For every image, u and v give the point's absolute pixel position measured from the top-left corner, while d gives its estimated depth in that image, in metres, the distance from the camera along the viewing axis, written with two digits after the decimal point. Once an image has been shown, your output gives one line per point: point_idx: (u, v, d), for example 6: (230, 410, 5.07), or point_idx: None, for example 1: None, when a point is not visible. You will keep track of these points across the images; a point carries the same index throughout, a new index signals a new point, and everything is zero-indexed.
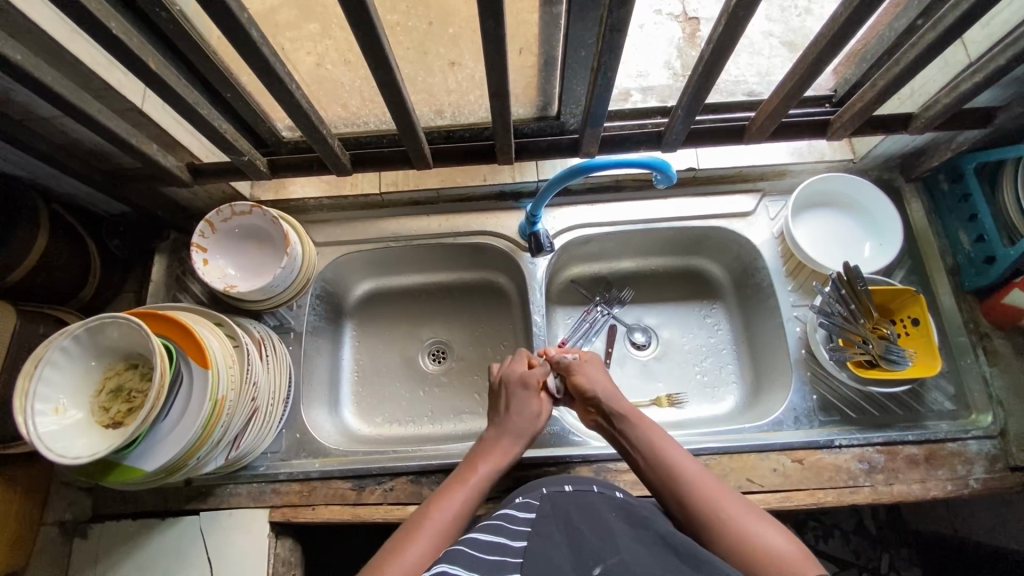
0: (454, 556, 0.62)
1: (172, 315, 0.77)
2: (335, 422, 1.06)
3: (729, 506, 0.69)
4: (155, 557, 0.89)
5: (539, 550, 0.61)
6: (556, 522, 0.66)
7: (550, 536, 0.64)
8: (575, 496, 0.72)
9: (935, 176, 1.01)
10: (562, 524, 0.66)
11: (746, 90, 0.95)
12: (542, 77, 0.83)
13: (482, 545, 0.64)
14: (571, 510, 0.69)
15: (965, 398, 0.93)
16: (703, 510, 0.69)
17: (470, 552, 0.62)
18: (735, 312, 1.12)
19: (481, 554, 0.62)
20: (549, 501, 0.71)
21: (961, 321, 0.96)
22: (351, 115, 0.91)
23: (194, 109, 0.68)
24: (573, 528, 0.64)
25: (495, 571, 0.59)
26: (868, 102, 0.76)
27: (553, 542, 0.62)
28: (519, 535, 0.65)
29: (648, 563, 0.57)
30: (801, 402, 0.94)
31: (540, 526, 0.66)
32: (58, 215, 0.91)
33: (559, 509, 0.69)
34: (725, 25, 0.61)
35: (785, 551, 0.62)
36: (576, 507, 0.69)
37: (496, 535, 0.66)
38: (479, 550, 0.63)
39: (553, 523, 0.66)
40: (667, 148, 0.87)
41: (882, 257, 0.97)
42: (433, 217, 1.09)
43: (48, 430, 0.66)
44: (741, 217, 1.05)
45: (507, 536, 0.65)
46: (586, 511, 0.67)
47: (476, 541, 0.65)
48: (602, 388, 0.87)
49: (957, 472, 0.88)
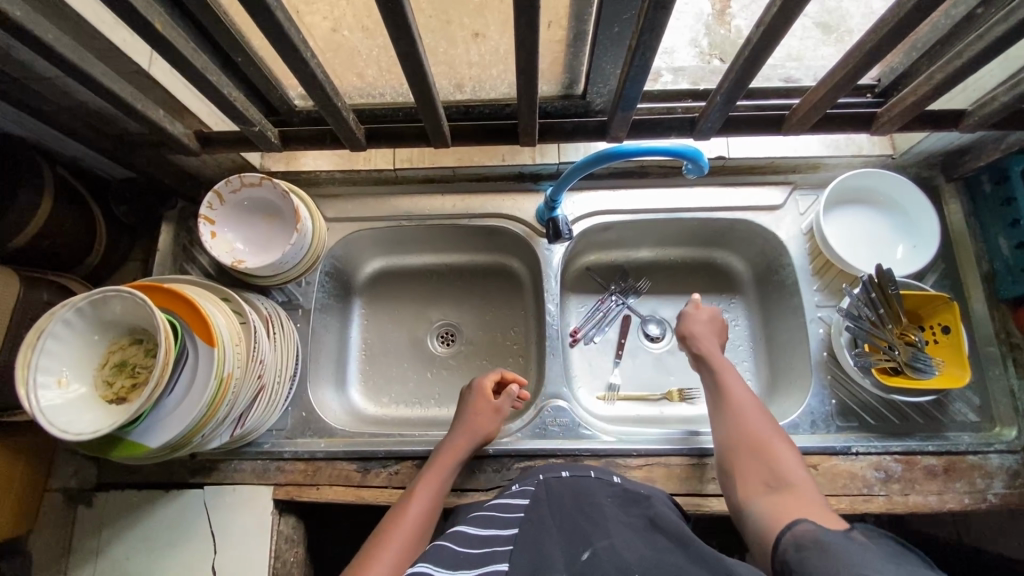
0: (433, 554, 0.60)
1: (177, 289, 0.74)
2: (341, 400, 1.05)
3: (756, 425, 0.77)
4: (159, 528, 0.89)
5: (531, 536, 0.61)
6: (550, 508, 0.66)
7: (543, 521, 0.63)
8: (571, 481, 0.72)
9: (977, 176, 0.96)
10: (556, 510, 0.66)
11: (784, 75, 0.89)
12: (570, 53, 0.77)
13: (467, 541, 0.62)
14: (566, 497, 0.69)
15: (989, 411, 0.90)
16: (735, 425, 0.78)
17: (455, 549, 0.60)
18: (755, 308, 1.08)
19: (466, 550, 0.60)
20: (545, 486, 0.71)
21: (992, 330, 0.92)
22: (367, 85, 0.86)
23: (202, 74, 0.64)
24: (567, 515, 0.64)
25: (483, 561, 0.58)
26: (921, 96, 0.71)
27: (546, 527, 0.62)
28: (511, 522, 0.64)
29: (637, 545, 0.58)
30: (819, 406, 0.91)
31: (533, 511, 0.65)
32: (62, 179, 0.88)
33: (554, 495, 0.69)
34: (779, 8, 0.56)
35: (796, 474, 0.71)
36: (571, 493, 0.69)
37: (486, 527, 0.64)
38: (464, 546, 0.61)
39: (547, 510, 0.66)
40: (700, 136, 0.82)
41: (916, 260, 0.92)
42: (447, 196, 1.05)
43: (50, 404, 0.65)
44: (769, 211, 1.00)
45: (499, 524, 0.64)
46: (581, 497, 0.68)
47: (461, 537, 0.63)
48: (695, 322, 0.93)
49: (976, 486, 0.85)
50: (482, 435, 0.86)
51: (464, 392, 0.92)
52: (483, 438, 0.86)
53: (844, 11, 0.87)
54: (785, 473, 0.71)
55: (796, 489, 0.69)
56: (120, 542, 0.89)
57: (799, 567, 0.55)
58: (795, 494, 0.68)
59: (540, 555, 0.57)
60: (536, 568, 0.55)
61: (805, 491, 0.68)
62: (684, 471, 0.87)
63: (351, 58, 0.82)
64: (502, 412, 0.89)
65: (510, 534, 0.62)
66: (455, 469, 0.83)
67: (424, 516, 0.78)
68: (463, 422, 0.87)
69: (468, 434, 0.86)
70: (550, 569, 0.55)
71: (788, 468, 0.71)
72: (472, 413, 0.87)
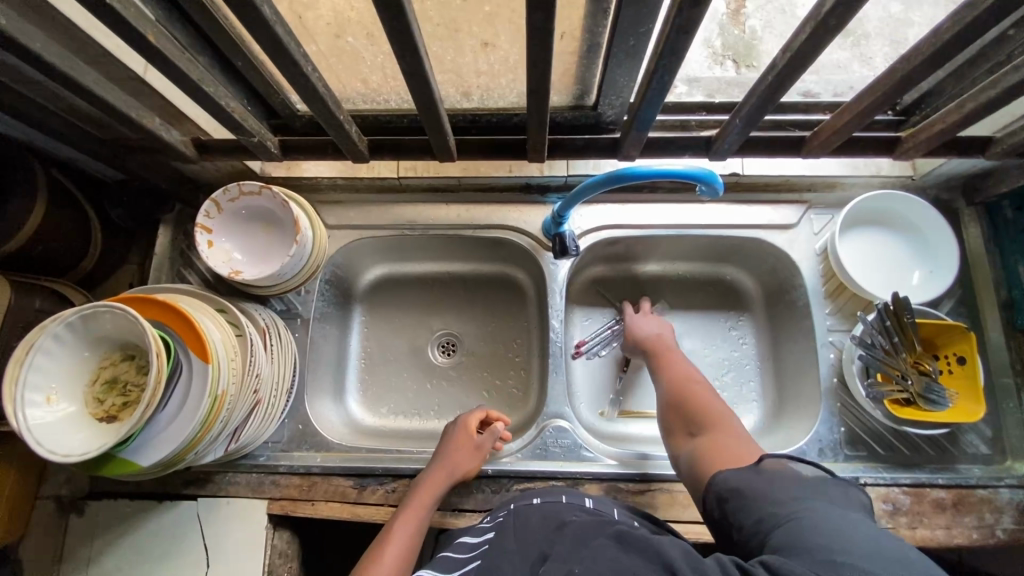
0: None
1: (172, 303, 0.72)
2: (339, 411, 1.03)
3: (685, 379, 0.81)
4: (151, 539, 0.88)
5: (492, 568, 0.59)
6: (516, 535, 0.65)
7: (507, 550, 0.62)
8: (541, 507, 0.70)
9: (999, 202, 0.93)
10: (519, 538, 0.64)
11: (803, 90, 0.86)
12: (582, 64, 0.74)
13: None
14: (534, 521, 0.67)
15: (1001, 443, 0.88)
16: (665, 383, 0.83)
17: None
18: (763, 327, 1.06)
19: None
20: (514, 514, 0.69)
21: (1008, 361, 0.90)
22: (372, 91, 0.83)
23: (198, 86, 0.61)
24: (527, 541, 0.63)
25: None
26: (949, 123, 0.68)
27: (508, 557, 0.61)
28: (475, 556, 0.63)
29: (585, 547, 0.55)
30: (827, 433, 0.89)
31: (498, 542, 0.64)
32: (56, 182, 0.85)
33: (521, 520, 0.67)
34: (809, 33, 0.53)
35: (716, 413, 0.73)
36: (539, 517, 0.67)
37: (448, 564, 0.63)
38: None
39: (511, 537, 0.64)
40: (715, 156, 0.79)
41: (932, 287, 0.90)
42: (452, 205, 1.02)
43: (39, 422, 0.63)
44: (783, 230, 0.97)
45: (464, 559, 0.63)
46: (547, 521, 0.65)
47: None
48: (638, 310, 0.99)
49: (986, 521, 0.83)
50: (460, 474, 0.83)
51: (444, 431, 0.90)
52: (460, 478, 0.83)
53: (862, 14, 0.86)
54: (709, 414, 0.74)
55: (715, 427, 0.71)
56: (111, 552, 0.88)
57: (728, 520, 0.56)
58: (714, 432, 0.71)
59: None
60: None
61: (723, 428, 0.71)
62: (687, 497, 0.85)
63: (354, 64, 0.79)
64: (483, 450, 0.86)
65: (474, 567, 0.60)
66: (430, 508, 0.80)
67: (403, 556, 0.74)
68: (440, 460, 0.84)
69: (443, 472, 0.83)
70: None
71: (711, 411, 0.74)
72: (450, 451, 0.85)
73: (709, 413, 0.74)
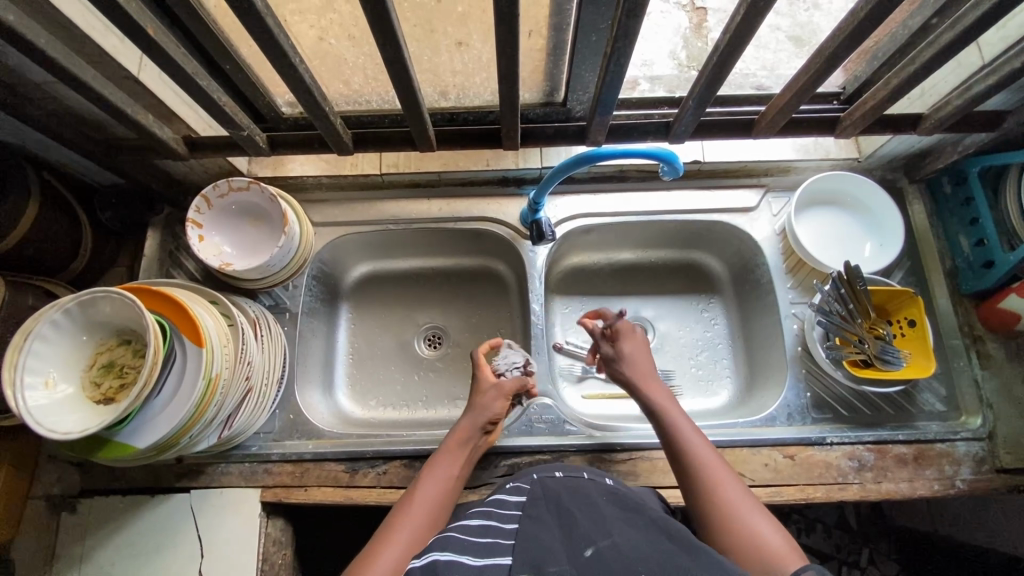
0: (446, 542, 0.58)
1: (165, 291, 0.75)
2: (328, 404, 1.05)
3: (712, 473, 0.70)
4: (144, 533, 0.89)
5: (531, 532, 0.58)
6: (547, 504, 0.63)
7: (542, 519, 0.60)
8: (567, 480, 0.67)
9: (938, 178, 1.01)
10: (553, 506, 0.62)
11: (755, 83, 0.92)
12: (550, 62, 0.80)
13: (472, 529, 0.61)
14: (563, 494, 0.64)
15: (956, 400, 0.94)
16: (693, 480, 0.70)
17: (461, 536, 0.59)
18: (733, 307, 1.11)
19: (472, 537, 0.59)
20: (540, 484, 0.67)
21: (956, 324, 0.97)
22: (353, 92, 0.88)
23: (193, 79, 0.68)
24: (565, 511, 0.60)
25: (487, 553, 0.56)
26: (880, 100, 0.77)
27: (543, 525, 0.59)
28: (510, 521, 0.61)
29: (642, 546, 0.54)
30: (795, 398, 0.95)
31: (530, 508, 0.62)
32: (49, 185, 0.89)
33: (550, 491, 0.65)
34: (743, 16, 0.60)
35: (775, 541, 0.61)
36: (567, 490, 0.65)
37: (487, 519, 0.62)
38: (470, 533, 0.59)
39: (545, 509, 0.62)
40: (674, 139, 0.87)
41: (883, 257, 0.97)
42: (433, 200, 1.07)
43: (37, 404, 0.65)
44: (745, 212, 1.04)
45: (498, 518, 0.62)
46: (580, 496, 0.63)
47: (467, 526, 0.61)
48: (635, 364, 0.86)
49: (945, 472, 0.89)
50: (486, 415, 0.83)
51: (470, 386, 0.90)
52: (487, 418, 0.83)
53: (815, 25, 0.92)
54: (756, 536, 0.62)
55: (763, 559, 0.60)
56: (104, 548, 0.89)
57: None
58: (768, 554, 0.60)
59: (539, 551, 0.54)
60: (536, 565, 0.53)
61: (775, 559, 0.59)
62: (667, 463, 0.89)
63: (337, 66, 0.84)
64: (506, 391, 0.86)
65: (511, 537, 0.58)
66: (463, 453, 0.81)
67: (429, 510, 0.72)
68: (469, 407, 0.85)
69: (471, 416, 0.83)
70: (551, 564, 0.52)
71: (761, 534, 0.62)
72: (478, 395, 0.85)
73: (763, 541, 0.61)
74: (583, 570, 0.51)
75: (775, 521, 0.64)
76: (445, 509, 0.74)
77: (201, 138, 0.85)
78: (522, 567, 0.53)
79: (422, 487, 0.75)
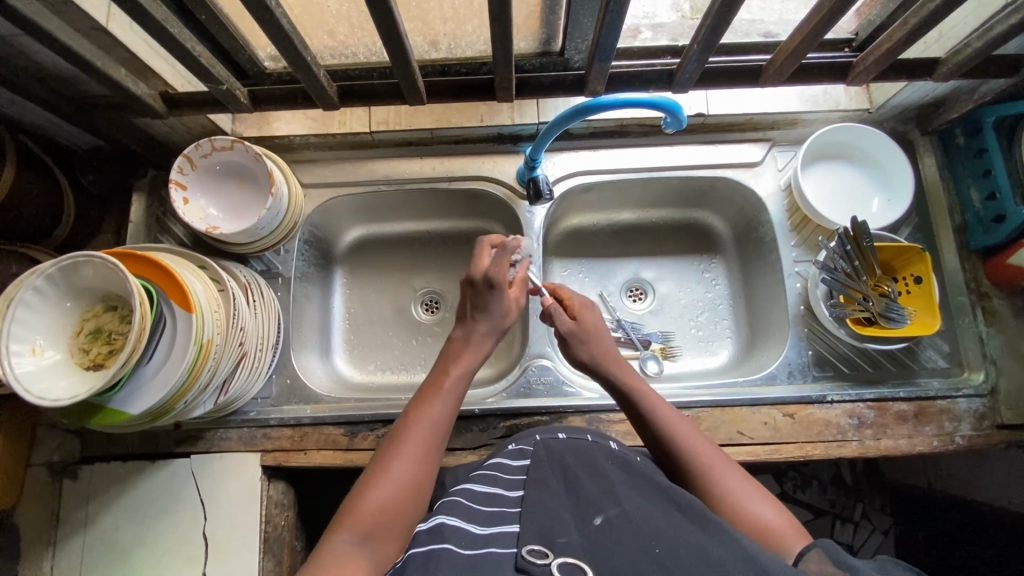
0: (451, 507, 0.57)
1: (151, 257, 0.72)
2: (326, 369, 1.05)
3: (703, 455, 0.66)
4: (146, 497, 0.90)
5: (537, 497, 0.57)
6: (551, 468, 0.63)
7: (547, 484, 0.59)
8: (570, 443, 0.68)
9: (951, 129, 0.97)
10: (558, 471, 0.62)
11: (763, 30, 0.87)
12: (547, 7, 0.76)
13: (477, 495, 0.60)
14: (567, 457, 0.65)
15: (958, 356, 0.93)
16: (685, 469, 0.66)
17: (466, 503, 0.58)
18: (735, 266, 1.09)
19: (477, 505, 0.57)
20: (544, 447, 0.67)
21: (962, 280, 0.95)
22: (339, 44, 0.83)
23: (164, 27, 0.64)
24: (571, 476, 0.60)
25: (493, 521, 0.54)
26: (897, 43, 0.73)
27: (550, 490, 0.58)
28: (515, 484, 0.61)
29: (654, 518, 0.52)
30: (796, 357, 0.94)
31: (535, 472, 0.62)
32: (25, 147, 0.85)
33: (554, 456, 0.65)
34: None
35: (780, 525, 0.59)
36: (571, 453, 0.65)
37: (491, 485, 0.62)
38: (474, 500, 0.58)
39: (550, 473, 0.61)
40: (678, 89, 0.83)
41: (890, 213, 0.94)
42: (426, 158, 1.04)
43: (25, 371, 0.64)
44: (749, 167, 1.01)
45: (503, 485, 0.61)
46: (584, 460, 0.63)
47: (472, 492, 0.60)
48: (593, 353, 0.78)
49: (944, 428, 0.89)
50: (504, 325, 0.78)
51: (474, 280, 0.78)
52: (503, 331, 0.78)
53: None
54: (755, 520, 0.60)
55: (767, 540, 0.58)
56: (108, 512, 0.89)
57: None
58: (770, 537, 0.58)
59: (546, 521, 0.53)
60: (545, 535, 0.51)
61: (778, 540, 0.58)
62: None
63: (320, 14, 0.79)
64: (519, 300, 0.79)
65: (517, 503, 0.57)
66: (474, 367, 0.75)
67: (445, 420, 0.68)
68: (483, 314, 0.76)
69: (486, 323, 0.76)
70: (560, 534, 0.51)
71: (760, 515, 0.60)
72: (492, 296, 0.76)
73: (772, 531, 0.59)
74: (592, 538, 0.51)
75: (777, 502, 0.62)
76: (458, 414, 0.71)
77: (180, 94, 0.81)
78: (531, 537, 0.51)
79: (438, 401, 0.69)
